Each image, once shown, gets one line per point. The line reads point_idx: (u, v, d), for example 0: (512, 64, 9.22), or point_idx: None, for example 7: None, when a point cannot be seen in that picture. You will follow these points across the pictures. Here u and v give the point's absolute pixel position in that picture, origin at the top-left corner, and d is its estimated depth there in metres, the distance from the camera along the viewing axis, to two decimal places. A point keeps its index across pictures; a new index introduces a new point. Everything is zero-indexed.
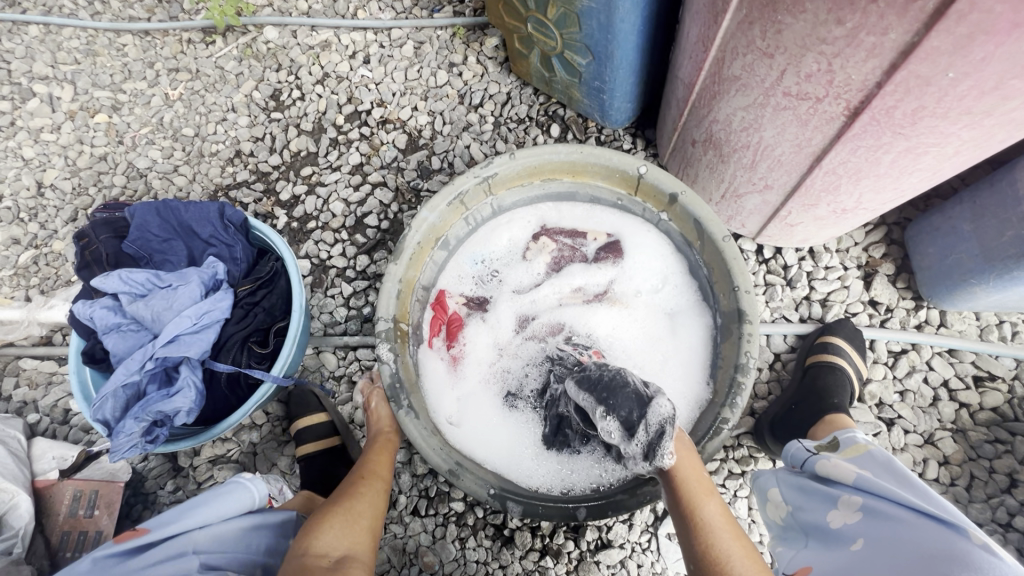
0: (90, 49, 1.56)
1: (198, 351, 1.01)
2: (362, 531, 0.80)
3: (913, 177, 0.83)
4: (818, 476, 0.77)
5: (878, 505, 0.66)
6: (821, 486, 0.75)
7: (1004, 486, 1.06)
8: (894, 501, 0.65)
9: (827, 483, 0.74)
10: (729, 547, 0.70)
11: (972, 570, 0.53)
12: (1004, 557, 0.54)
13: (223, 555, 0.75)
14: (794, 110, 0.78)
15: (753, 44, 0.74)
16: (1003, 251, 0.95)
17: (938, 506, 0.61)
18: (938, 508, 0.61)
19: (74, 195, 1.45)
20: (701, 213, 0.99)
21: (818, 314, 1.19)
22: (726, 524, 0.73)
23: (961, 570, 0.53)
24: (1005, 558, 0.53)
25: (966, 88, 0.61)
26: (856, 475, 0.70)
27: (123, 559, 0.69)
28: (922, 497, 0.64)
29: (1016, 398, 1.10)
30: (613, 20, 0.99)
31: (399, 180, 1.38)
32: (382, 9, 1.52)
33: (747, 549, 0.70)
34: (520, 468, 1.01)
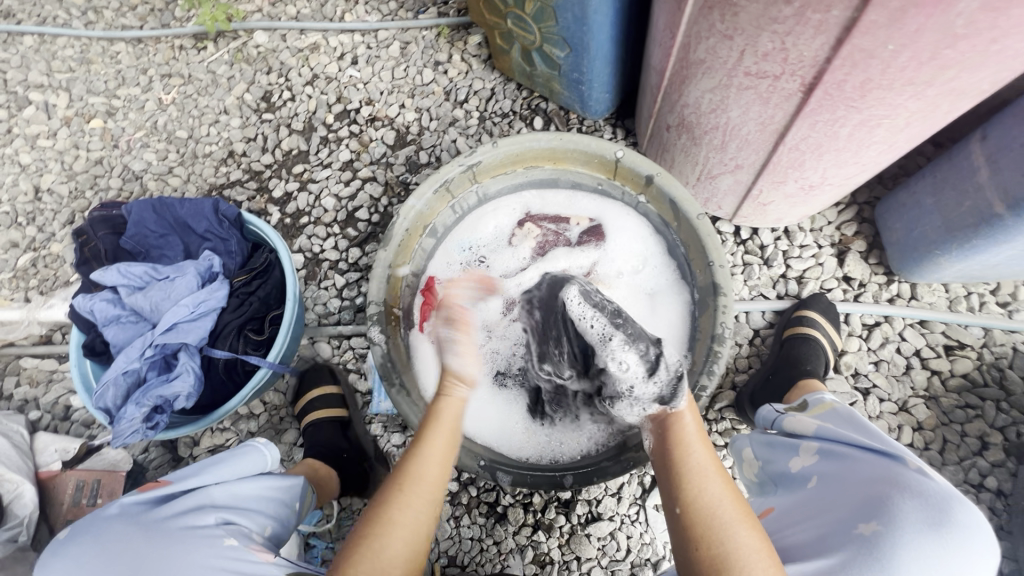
0: (84, 57, 1.60)
1: (195, 338, 1.06)
2: (405, 559, 0.67)
3: (871, 150, 0.88)
4: (785, 431, 0.82)
5: (832, 446, 0.73)
6: (786, 438, 0.80)
7: (976, 449, 1.10)
8: (845, 441, 0.72)
9: (791, 434, 0.80)
10: (714, 489, 0.69)
11: (909, 488, 0.61)
12: (934, 478, 0.62)
13: (239, 511, 0.78)
14: (756, 89, 0.83)
15: (713, 27, 0.79)
16: (962, 221, 1.00)
17: (880, 440, 0.69)
18: (881, 442, 0.69)
19: (71, 198, 1.49)
20: (675, 193, 1.03)
21: (795, 291, 1.23)
22: (716, 469, 0.72)
23: (900, 489, 0.61)
24: (936, 478, 0.62)
25: (905, 59, 0.66)
26: (817, 424, 0.77)
27: (147, 508, 0.70)
28: (868, 434, 0.71)
29: (985, 364, 1.15)
30: (587, 13, 1.04)
31: (388, 175, 1.42)
32: (369, 12, 1.57)
33: (734, 494, 0.69)
34: (512, 441, 1.06)
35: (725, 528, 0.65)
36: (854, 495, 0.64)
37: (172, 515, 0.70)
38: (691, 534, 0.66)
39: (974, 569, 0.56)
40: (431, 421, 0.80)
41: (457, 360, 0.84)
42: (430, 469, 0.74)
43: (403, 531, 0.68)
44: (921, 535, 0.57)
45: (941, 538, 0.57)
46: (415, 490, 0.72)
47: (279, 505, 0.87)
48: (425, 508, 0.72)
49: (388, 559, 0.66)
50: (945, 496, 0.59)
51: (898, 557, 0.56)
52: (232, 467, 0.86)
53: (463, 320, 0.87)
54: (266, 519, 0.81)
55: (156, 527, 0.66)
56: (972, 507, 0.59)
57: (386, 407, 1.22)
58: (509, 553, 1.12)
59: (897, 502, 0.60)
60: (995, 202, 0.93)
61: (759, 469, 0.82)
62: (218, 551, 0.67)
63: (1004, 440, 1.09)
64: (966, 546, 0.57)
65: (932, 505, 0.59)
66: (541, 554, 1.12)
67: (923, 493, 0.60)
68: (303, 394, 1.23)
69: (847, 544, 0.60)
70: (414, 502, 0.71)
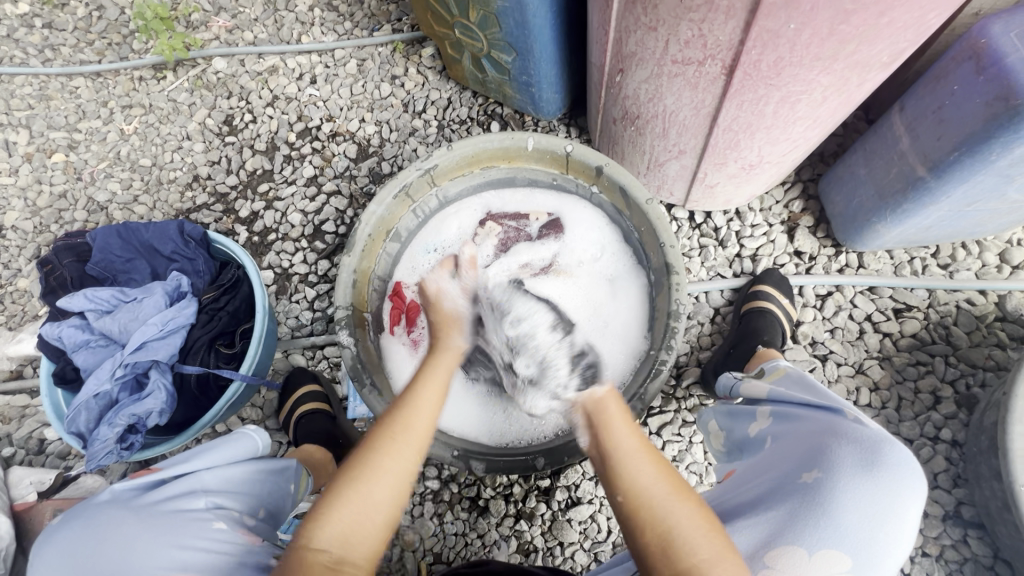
0: (43, 94, 1.61)
1: (166, 354, 1.08)
2: (387, 498, 0.67)
3: (797, 126, 0.95)
4: (744, 398, 0.90)
5: (782, 407, 0.80)
6: (744, 405, 0.88)
7: (930, 404, 1.16)
8: (793, 402, 0.79)
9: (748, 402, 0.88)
10: (641, 472, 0.68)
11: (848, 436, 0.68)
12: (870, 425, 0.70)
13: (230, 495, 0.81)
14: (684, 76, 0.89)
15: (638, 21, 0.84)
16: (893, 187, 1.06)
17: (823, 396, 0.77)
18: (824, 398, 0.76)
19: (36, 233, 1.49)
20: (626, 181, 1.07)
21: (749, 268, 1.28)
22: (641, 451, 0.71)
23: (838, 438, 0.68)
24: (872, 425, 0.69)
25: (808, 36, 0.72)
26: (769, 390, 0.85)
27: (138, 494, 0.73)
28: (813, 392, 0.79)
29: (931, 323, 1.21)
30: (527, 17, 1.09)
31: (352, 187, 1.45)
32: (324, 33, 1.60)
33: (663, 471, 0.68)
34: (495, 430, 1.12)
35: (662, 508, 0.64)
36: (799, 449, 0.71)
37: (162, 500, 0.73)
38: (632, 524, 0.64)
39: (906, 505, 0.63)
40: (425, 372, 0.82)
41: (451, 304, 0.97)
42: (420, 423, 0.74)
43: (392, 475, 0.68)
44: (857, 477, 0.64)
45: (873, 476, 0.64)
46: (403, 438, 0.71)
47: (272, 489, 0.90)
48: (415, 455, 0.72)
49: (372, 504, 0.65)
50: (878, 440, 0.67)
51: (836, 497, 0.63)
52: (222, 453, 0.90)
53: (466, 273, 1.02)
54: (258, 501, 0.85)
55: (147, 510, 0.69)
56: (904, 448, 0.67)
57: (362, 411, 1.26)
58: (494, 546, 1.14)
59: (835, 450, 0.67)
60: (917, 167, 1.00)
61: (722, 438, 0.89)
62: (205, 533, 0.70)
63: (955, 393, 1.15)
64: (898, 482, 0.64)
65: (867, 449, 0.66)
66: (525, 542, 1.14)
67: (859, 440, 0.67)
68: (287, 396, 1.24)
69: (792, 492, 0.66)
70: (404, 448, 0.70)
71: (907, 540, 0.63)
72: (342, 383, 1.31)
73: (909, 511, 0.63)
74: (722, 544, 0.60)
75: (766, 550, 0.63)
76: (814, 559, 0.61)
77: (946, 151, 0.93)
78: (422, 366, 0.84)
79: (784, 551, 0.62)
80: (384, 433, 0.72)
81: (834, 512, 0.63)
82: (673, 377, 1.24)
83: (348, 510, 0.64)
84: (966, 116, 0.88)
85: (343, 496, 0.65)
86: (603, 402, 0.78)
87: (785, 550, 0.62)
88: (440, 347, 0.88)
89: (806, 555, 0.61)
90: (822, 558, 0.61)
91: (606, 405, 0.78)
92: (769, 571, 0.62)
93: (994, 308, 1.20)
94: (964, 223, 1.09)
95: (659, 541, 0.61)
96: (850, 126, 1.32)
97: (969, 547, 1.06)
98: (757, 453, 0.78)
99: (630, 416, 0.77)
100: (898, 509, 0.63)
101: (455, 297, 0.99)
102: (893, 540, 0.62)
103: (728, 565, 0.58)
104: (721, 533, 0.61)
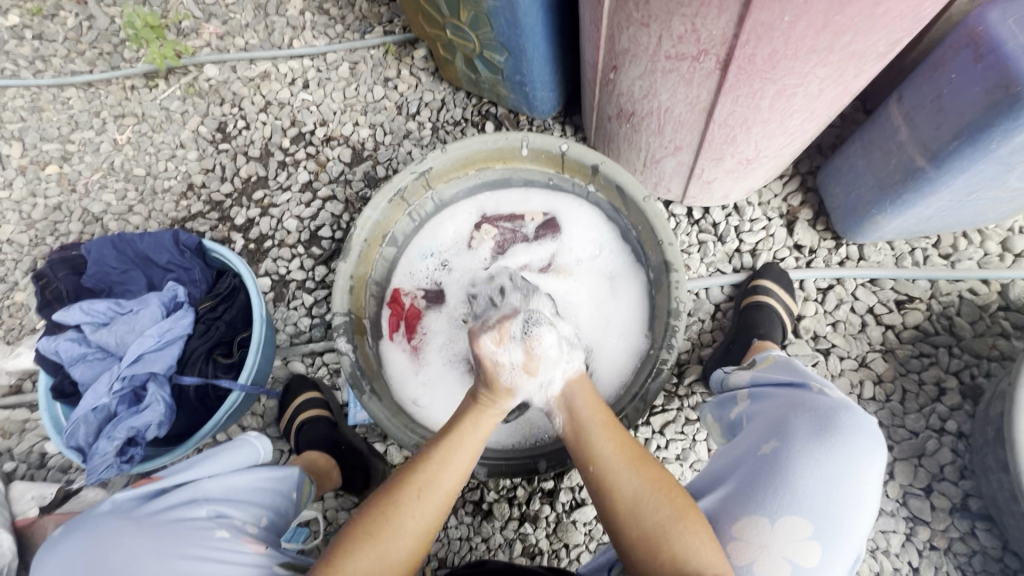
0: (35, 106, 1.60)
1: (163, 365, 1.08)
2: (400, 559, 0.68)
3: (794, 119, 0.94)
4: (729, 385, 0.91)
5: (757, 388, 0.82)
6: (730, 391, 0.88)
7: (934, 396, 1.15)
8: (769, 383, 0.81)
9: (733, 388, 0.89)
10: (605, 445, 0.76)
11: (806, 406, 0.71)
12: (830, 394, 0.72)
13: (233, 503, 0.81)
14: (679, 71, 0.87)
15: (630, 17, 0.83)
16: (892, 178, 1.05)
17: (794, 373, 0.79)
18: (795, 376, 0.78)
19: (31, 246, 1.48)
20: (621, 178, 1.06)
21: (749, 263, 1.27)
22: (606, 426, 0.79)
23: (798, 409, 0.71)
24: (833, 395, 0.72)
25: (803, 28, 0.71)
26: (752, 375, 0.86)
27: (140, 504, 0.73)
28: (788, 373, 0.81)
29: (935, 314, 1.20)
30: (517, 16, 1.08)
31: (348, 192, 1.44)
32: (316, 37, 1.59)
33: (624, 443, 0.76)
34: (501, 430, 1.12)
35: (621, 477, 0.71)
36: (763, 422, 0.73)
37: (165, 509, 0.73)
38: (599, 490, 0.72)
39: (864, 469, 0.66)
40: (462, 428, 0.80)
41: (508, 380, 0.82)
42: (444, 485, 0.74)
43: (410, 535, 0.69)
44: (813, 441, 0.67)
45: (829, 442, 0.66)
46: (431, 495, 0.72)
47: (274, 496, 0.89)
48: (436, 512, 0.73)
49: (387, 559, 0.67)
50: (835, 407, 0.69)
51: (793, 464, 0.66)
52: (224, 463, 0.89)
53: (503, 335, 0.85)
54: (261, 509, 0.84)
55: (148, 520, 0.69)
56: (861, 413, 0.69)
57: (362, 417, 1.25)
58: (499, 549, 1.13)
59: (793, 419, 0.70)
60: (916, 157, 0.99)
61: (715, 427, 0.88)
62: (207, 542, 0.69)
63: (960, 384, 1.14)
64: (854, 446, 0.66)
65: (823, 416, 0.69)
66: (530, 545, 1.13)
67: (816, 408, 0.70)
68: (287, 405, 1.24)
69: (755, 464, 0.68)
70: (429, 506, 0.71)
71: (868, 502, 0.65)
72: (342, 389, 1.30)
73: (869, 474, 0.66)
74: (681, 503, 0.67)
75: (732, 522, 0.66)
76: (777, 528, 0.63)
77: (946, 140, 0.91)
78: (457, 423, 0.81)
79: (750, 522, 0.65)
80: (413, 486, 0.72)
81: (793, 478, 0.65)
82: (675, 374, 1.23)
83: (363, 564, 0.66)
84: (965, 104, 0.87)
85: (363, 550, 0.67)
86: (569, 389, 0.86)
87: (750, 521, 0.64)
88: (481, 407, 0.82)
89: (769, 524, 0.64)
90: (782, 526, 0.63)
91: (576, 389, 0.86)
92: (737, 542, 0.64)
93: (997, 297, 1.19)
94: (966, 213, 1.08)
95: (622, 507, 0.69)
96: (847, 117, 1.31)
97: (978, 539, 1.06)
98: (737, 433, 0.80)
99: (593, 393, 0.85)
100: (857, 473, 0.65)
101: (517, 370, 0.83)
102: (854, 503, 0.64)
103: (687, 522, 0.65)
104: (678, 493, 0.68)
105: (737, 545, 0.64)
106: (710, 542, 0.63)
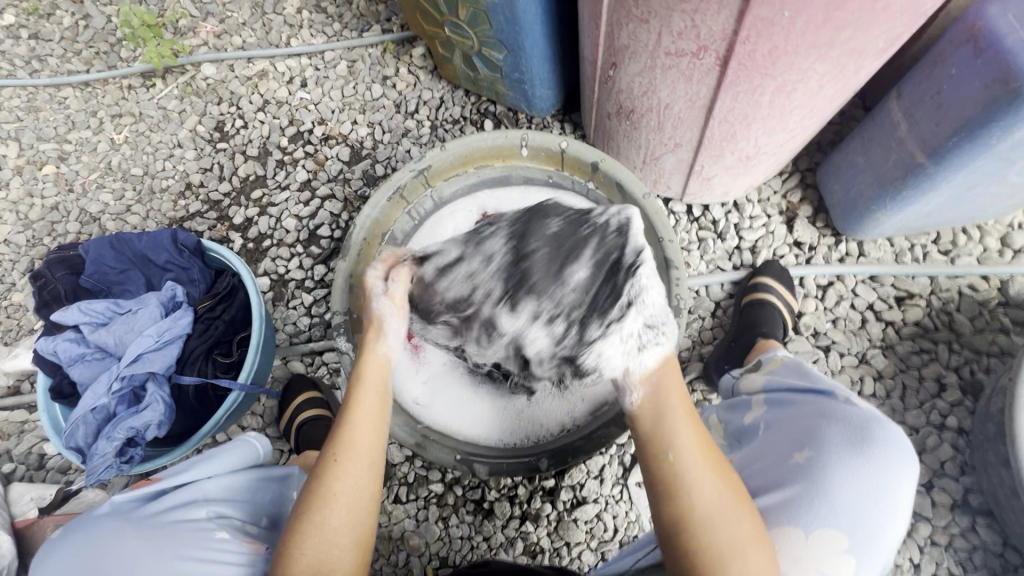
0: (31, 105, 1.59)
1: (162, 365, 1.07)
2: (347, 526, 0.68)
3: (794, 115, 0.93)
4: (740, 389, 0.91)
5: (775, 392, 0.82)
6: (740, 393, 0.89)
7: (935, 392, 1.15)
8: (788, 387, 0.81)
9: (742, 389, 0.89)
10: (686, 437, 0.69)
11: (837, 416, 0.71)
12: (859, 404, 0.73)
13: (232, 504, 0.80)
14: (678, 68, 0.87)
15: (630, 13, 0.83)
16: (892, 174, 1.05)
17: (814, 379, 0.80)
18: (816, 382, 0.79)
19: (28, 246, 1.47)
20: (620, 175, 1.07)
21: (749, 261, 1.27)
22: (687, 417, 0.72)
23: (828, 418, 0.71)
24: (862, 406, 0.72)
25: (802, 24, 0.71)
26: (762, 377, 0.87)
27: (139, 506, 0.72)
28: (806, 377, 0.81)
29: (934, 310, 1.20)
30: (516, 12, 1.08)
31: (347, 190, 1.44)
32: (314, 35, 1.59)
33: (703, 440, 0.70)
34: (501, 431, 1.12)
35: (703, 480, 0.65)
36: (791, 430, 0.73)
37: (164, 511, 0.73)
38: (669, 484, 0.65)
39: (898, 481, 0.66)
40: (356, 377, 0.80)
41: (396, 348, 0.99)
42: (364, 439, 0.74)
43: (345, 503, 0.69)
44: (847, 455, 0.67)
45: (865, 456, 0.67)
46: (350, 454, 0.72)
47: (274, 496, 0.89)
48: (367, 469, 0.72)
49: (331, 531, 0.67)
50: (867, 418, 0.70)
51: (828, 475, 0.66)
52: (225, 464, 0.89)
53: (398, 274, 0.91)
54: (261, 509, 0.84)
55: (147, 522, 0.68)
56: (892, 424, 0.70)
57: None
58: (500, 548, 1.13)
59: (825, 429, 0.70)
60: (915, 154, 0.99)
61: (718, 429, 0.88)
62: (207, 543, 0.69)
63: (960, 379, 1.14)
64: (888, 458, 0.67)
65: (856, 427, 0.69)
66: (531, 544, 1.13)
67: (847, 419, 0.70)
68: (287, 404, 1.23)
69: (787, 473, 0.68)
70: (351, 466, 0.71)
71: (900, 517, 0.66)
72: (342, 389, 1.30)
73: (902, 486, 0.67)
74: (749, 527, 0.63)
75: (765, 533, 0.66)
76: (811, 540, 0.63)
77: (946, 136, 0.91)
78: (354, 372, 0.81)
79: (783, 532, 0.64)
80: (330, 455, 0.72)
81: (827, 490, 0.65)
82: (675, 372, 1.23)
83: (308, 538, 0.66)
84: (964, 100, 0.87)
85: (305, 527, 0.67)
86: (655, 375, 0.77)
87: (783, 532, 0.64)
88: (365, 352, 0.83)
89: (803, 535, 0.64)
90: (817, 539, 0.63)
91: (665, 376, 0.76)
92: (768, 553, 0.64)
93: (997, 294, 1.19)
94: (965, 208, 1.08)
95: (697, 512, 0.63)
96: (847, 114, 1.31)
97: (978, 535, 1.06)
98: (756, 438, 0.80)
99: (684, 384, 0.75)
100: (890, 486, 0.66)
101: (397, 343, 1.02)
102: (886, 517, 0.65)
103: (754, 547, 0.61)
104: (751, 511, 0.64)
105: (769, 556, 0.64)
106: (767, 573, 0.61)
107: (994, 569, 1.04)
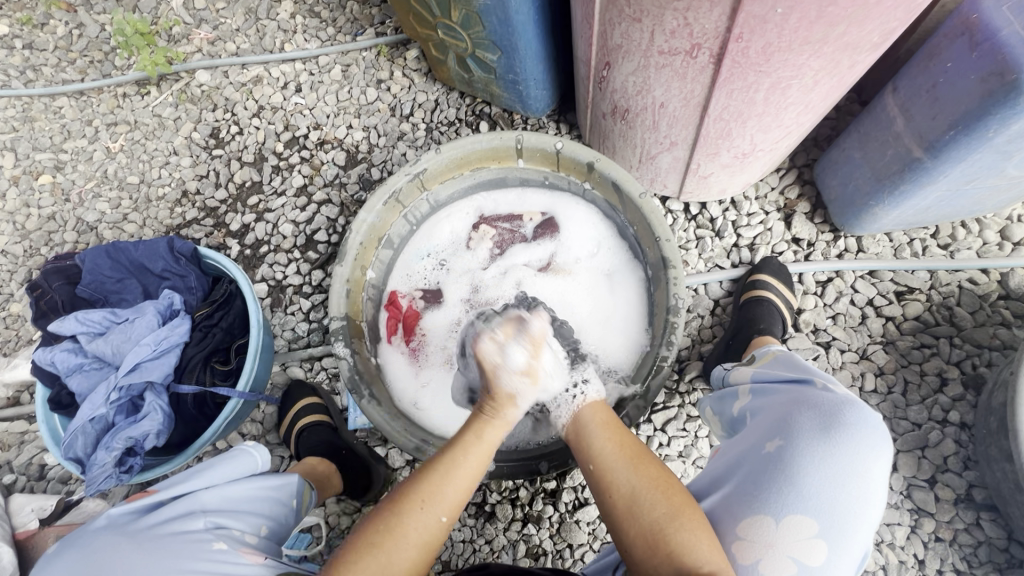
0: (27, 115, 1.59)
1: (159, 375, 1.07)
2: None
3: (789, 112, 0.93)
4: (732, 380, 0.90)
5: (761, 384, 0.81)
6: (732, 387, 0.88)
7: (936, 386, 1.15)
8: (774, 378, 0.80)
9: (734, 384, 0.88)
10: (606, 444, 0.77)
11: (809, 403, 0.70)
12: (835, 391, 0.71)
13: (229, 515, 0.80)
14: (671, 66, 0.87)
15: (622, 12, 0.82)
16: (889, 169, 1.05)
17: (801, 371, 0.78)
18: (801, 373, 0.77)
19: (26, 257, 1.47)
20: (616, 175, 1.05)
21: (748, 258, 1.27)
22: (606, 424, 0.81)
23: (800, 406, 0.70)
24: (838, 392, 0.70)
25: (796, 20, 0.70)
26: (752, 371, 0.85)
27: (135, 518, 0.72)
28: (794, 369, 0.80)
29: (935, 304, 1.19)
30: (509, 14, 1.08)
31: (343, 195, 1.43)
32: (308, 40, 1.58)
33: (624, 442, 0.77)
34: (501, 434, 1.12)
35: (618, 473, 0.72)
36: (765, 420, 0.72)
37: (159, 523, 0.72)
38: (599, 488, 0.73)
39: (870, 464, 0.65)
40: (472, 439, 0.77)
41: (509, 382, 0.82)
42: (454, 492, 0.72)
43: (414, 546, 0.68)
44: (817, 440, 0.66)
45: (834, 440, 0.65)
46: (435, 510, 0.70)
47: (273, 506, 0.88)
48: (443, 528, 0.71)
49: (390, 572, 0.66)
50: (839, 404, 0.68)
51: (798, 463, 0.65)
52: (224, 472, 0.89)
53: (536, 349, 0.86)
54: (259, 519, 0.84)
55: (142, 535, 0.68)
56: (867, 409, 0.68)
57: (362, 421, 1.25)
58: (502, 551, 1.13)
59: (796, 417, 0.69)
60: (912, 148, 0.98)
61: (715, 421, 0.88)
62: (204, 556, 0.68)
63: (961, 374, 1.14)
64: (858, 444, 0.65)
65: (826, 413, 0.68)
66: (533, 546, 1.13)
67: (819, 405, 0.69)
68: (286, 414, 1.23)
69: (757, 462, 0.68)
70: (432, 521, 0.70)
71: (876, 503, 0.65)
72: (341, 394, 1.30)
73: (874, 470, 0.65)
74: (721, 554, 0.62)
75: (737, 521, 0.66)
76: (781, 526, 0.63)
77: (942, 129, 0.91)
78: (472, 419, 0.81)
79: (755, 521, 0.64)
80: (411, 503, 0.70)
81: (799, 479, 0.64)
82: (676, 371, 1.23)
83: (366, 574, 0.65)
84: (960, 93, 0.86)
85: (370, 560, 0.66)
86: (588, 418, 0.82)
87: (755, 521, 0.64)
88: (492, 418, 0.80)
89: (774, 523, 0.63)
90: (788, 525, 0.63)
91: (590, 404, 0.84)
92: (741, 542, 0.64)
93: (997, 287, 1.18)
94: (963, 202, 1.08)
95: (620, 505, 0.70)
96: (843, 108, 1.31)
97: (983, 530, 1.05)
98: (739, 429, 0.79)
99: (606, 409, 0.83)
100: (862, 472, 0.64)
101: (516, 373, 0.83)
102: (861, 504, 0.64)
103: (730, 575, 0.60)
104: (675, 490, 0.68)
105: (741, 544, 0.64)
106: None
107: (999, 564, 1.04)
